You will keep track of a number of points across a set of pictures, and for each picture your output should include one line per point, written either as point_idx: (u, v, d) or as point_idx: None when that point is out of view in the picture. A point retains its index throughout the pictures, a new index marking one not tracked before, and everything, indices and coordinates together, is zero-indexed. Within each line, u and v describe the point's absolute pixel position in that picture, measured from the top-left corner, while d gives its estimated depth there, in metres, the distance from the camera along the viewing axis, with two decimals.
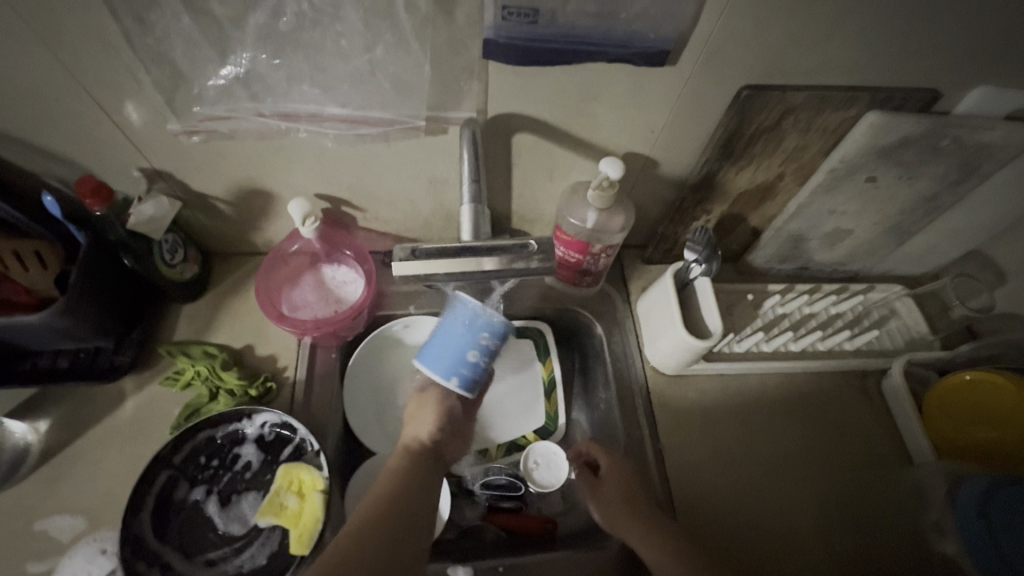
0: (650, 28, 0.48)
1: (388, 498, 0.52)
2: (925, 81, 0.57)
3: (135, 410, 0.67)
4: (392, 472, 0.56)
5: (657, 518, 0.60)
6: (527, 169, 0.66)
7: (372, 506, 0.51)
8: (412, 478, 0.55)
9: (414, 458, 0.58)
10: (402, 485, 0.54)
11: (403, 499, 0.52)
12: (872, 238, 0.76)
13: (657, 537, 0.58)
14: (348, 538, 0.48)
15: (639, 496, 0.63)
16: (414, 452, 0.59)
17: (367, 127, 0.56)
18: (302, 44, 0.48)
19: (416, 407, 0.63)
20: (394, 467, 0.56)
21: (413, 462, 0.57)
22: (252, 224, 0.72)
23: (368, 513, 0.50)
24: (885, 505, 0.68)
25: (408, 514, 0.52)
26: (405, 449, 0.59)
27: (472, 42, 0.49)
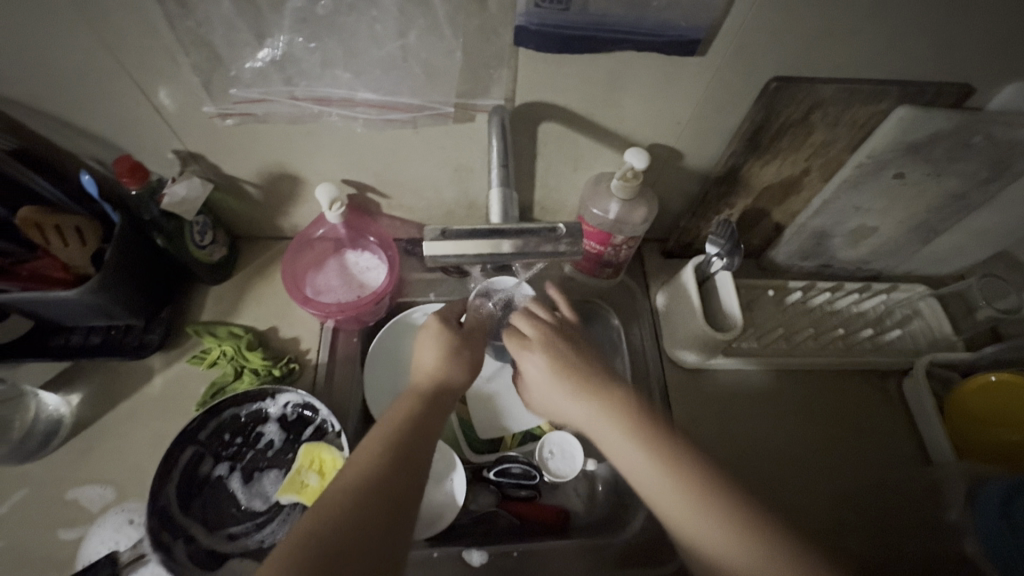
0: (681, 17, 0.49)
1: (396, 446, 0.48)
2: (958, 76, 0.56)
3: (163, 386, 0.69)
4: (402, 415, 0.52)
5: (636, 428, 0.58)
6: (551, 159, 0.67)
7: (373, 457, 0.47)
8: (423, 421, 0.52)
9: (427, 401, 0.54)
10: (408, 429, 0.50)
11: (411, 447, 0.49)
12: (897, 237, 0.75)
13: (636, 454, 0.56)
14: (343, 491, 0.45)
15: (603, 401, 0.61)
16: (424, 393, 0.55)
17: (397, 114, 0.57)
18: (337, 29, 0.49)
19: (437, 357, 0.58)
20: (403, 414, 0.52)
21: (423, 406, 0.53)
22: (279, 208, 0.73)
23: (370, 466, 0.46)
24: (901, 505, 0.67)
25: (418, 464, 0.48)
26: (418, 391, 0.55)
27: (503, 29, 0.49)
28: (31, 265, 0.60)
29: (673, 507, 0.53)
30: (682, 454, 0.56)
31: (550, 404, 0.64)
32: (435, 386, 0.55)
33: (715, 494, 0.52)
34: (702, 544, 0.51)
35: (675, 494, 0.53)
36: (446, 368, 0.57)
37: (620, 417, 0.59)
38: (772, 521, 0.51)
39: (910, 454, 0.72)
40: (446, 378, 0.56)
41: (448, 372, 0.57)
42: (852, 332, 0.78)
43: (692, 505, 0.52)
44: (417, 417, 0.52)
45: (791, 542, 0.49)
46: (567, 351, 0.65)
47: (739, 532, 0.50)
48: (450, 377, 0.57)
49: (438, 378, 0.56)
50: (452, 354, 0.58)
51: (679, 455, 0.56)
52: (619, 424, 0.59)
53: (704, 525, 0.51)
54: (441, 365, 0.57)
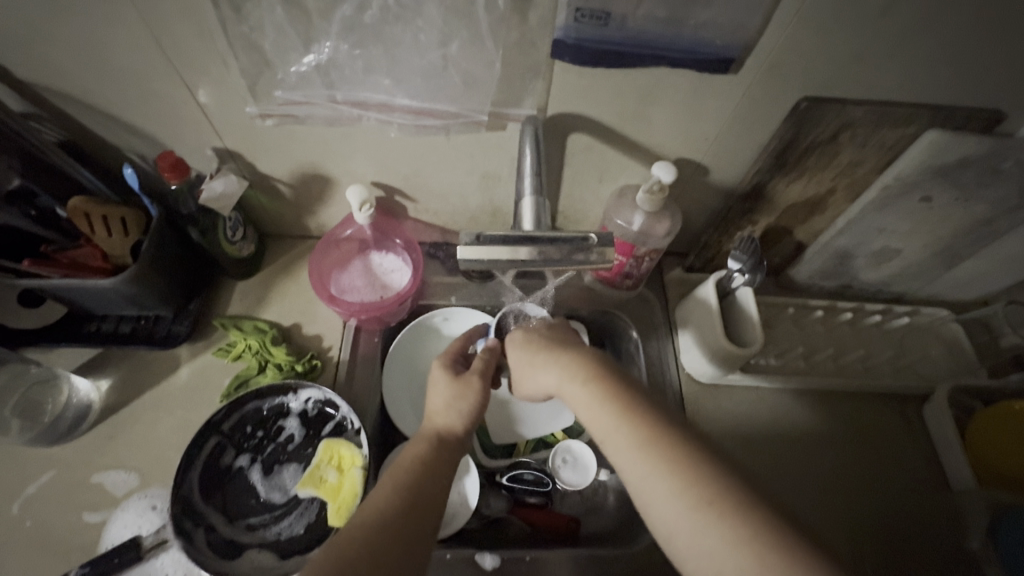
0: (716, 36, 0.50)
1: (408, 487, 0.48)
2: (990, 103, 0.57)
3: (188, 376, 0.71)
4: (415, 458, 0.51)
5: (619, 394, 0.50)
6: (578, 169, 0.67)
7: (384, 500, 0.47)
8: (434, 464, 0.51)
9: (437, 444, 0.53)
10: (419, 470, 0.50)
11: (424, 491, 0.48)
12: (921, 260, 0.75)
13: (600, 410, 0.50)
14: (357, 530, 0.44)
15: (572, 360, 0.55)
16: (429, 436, 0.54)
17: (431, 120, 0.59)
18: (382, 37, 0.50)
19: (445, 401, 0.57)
20: (412, 456, 0.51)
21: (432, 447, 0.52)
22: (308, 208, 0.75)
23: (381, 508, 0.46)
24: (922, 534, 0.67)
25: (430, 507, 0.47)
26: (428, 436, 0.54)
27: (542, 42, 0.51)
28: (71, 254, 0.62)
29: (632, 464, 0.46)
30: (641, 411, 0.49)
31: (527, 382, 0.60)
32: (440, 432, 0.54)
33: (676, 454, 0.44)
34: (662, 506, 0.43)
35: (634, 452, 0.46)
36: (447, 413, 0.56)
37: (586, 373, 0.53)
38: (737, 486, 0.42)
39: (930, 480, 0.71)
40: (449, 423, 0.55)
41: (450, 417, 0.55)
42: (873, 354, 0.78)
43: (651, 460, 0.45)
44: (429, 461, 0.51)
45: (773, 514, 0.40)
46: (553, 332, 0.62)
47: (698, 500, 0.42)
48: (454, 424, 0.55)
49: (441, 423, 0.55)
50: (456, 398, 0.57)
51: (640, 408, 0.49)
52: (586, 383, 0.53)
53: (658, 484, 0.44)
54: (447, 405, 0.56)
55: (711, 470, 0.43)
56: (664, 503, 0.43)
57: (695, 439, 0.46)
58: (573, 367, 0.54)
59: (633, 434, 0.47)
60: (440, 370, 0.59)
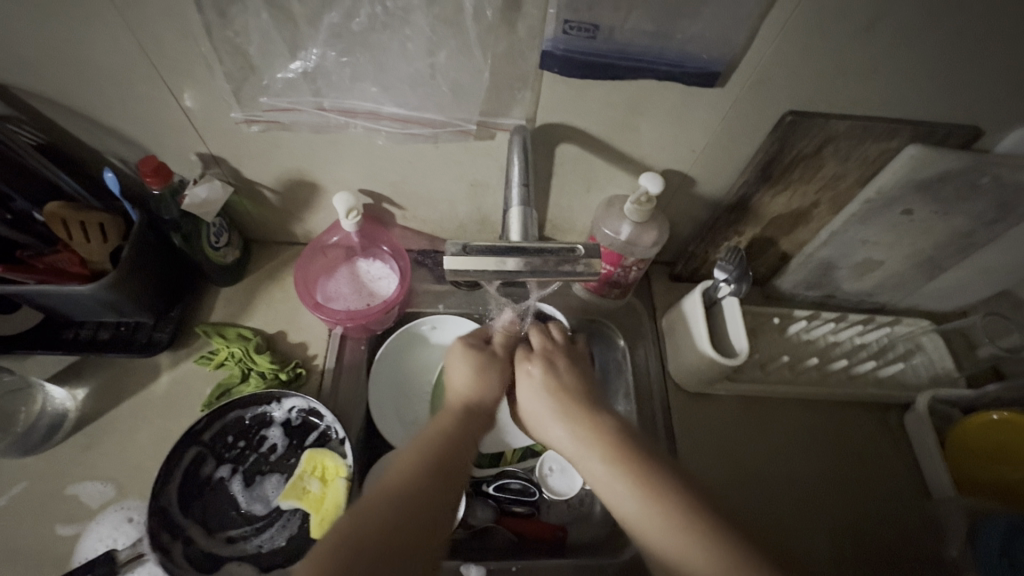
0: (703, 50, 0.50)
1: (435, 454, 0.50)
2: (968, 119, 0.58)
3: (169, 385, 0.69)
4: (441, 431, 0.54)
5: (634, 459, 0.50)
6: (566, 178, 0.68)
7: (411, 468, 0.49)
8: (459, 434, 0.54)
9: (463, 417, 0.56)
10: (445, 441, 0.52)
11: (448, 461, 0.50)
12: (902, 271, 0.76)
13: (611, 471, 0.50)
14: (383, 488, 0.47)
15: (586, 409, 0.56)
16: (456, 411, 0.57)
17: (419, 128, 0.58)
18: (370, 45, 0.50)
19: (474, 375, 0.61)
20: (438, 427, 0.54)
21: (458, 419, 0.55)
22: (293, 214, 0.74)
23: (409, 473, 0.48)
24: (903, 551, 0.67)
25: (454, 476, 0.50)
26: (454, 410, 0.57)
27: (530, 52, 0.51)
28: (49, 259, 0.61)
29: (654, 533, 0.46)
30: (635, 458, 0.51)
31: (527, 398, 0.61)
32: (467, 405, 0.58)
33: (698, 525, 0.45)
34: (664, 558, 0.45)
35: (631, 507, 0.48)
36: (478, 387, 0.60)
37: (601, 431, 0.53)
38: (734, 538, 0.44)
39: (911, 488, 0.72)
40: (480, 397, 0.59)
41: (479, 393, 0.59)
42: (856, 363, 0.79)
43: (648, 512, 0.47)
44: (455, 433, 0.53)
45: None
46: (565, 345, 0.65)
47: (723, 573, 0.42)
48: (484, 396, 0.59)
49: (469, 398, 0.58)
50: (481, 374, 0.61)
51: (635, 459, 0.50)
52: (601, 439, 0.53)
53: (658, 538, 0.46)
54: (473, 386, 0.60)
55: (709, 522, 0.45)
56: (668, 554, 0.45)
57: (689, 489, 0.48)
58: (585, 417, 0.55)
59: (631, 486, 0.48)
60: (463, 354, 0.63)
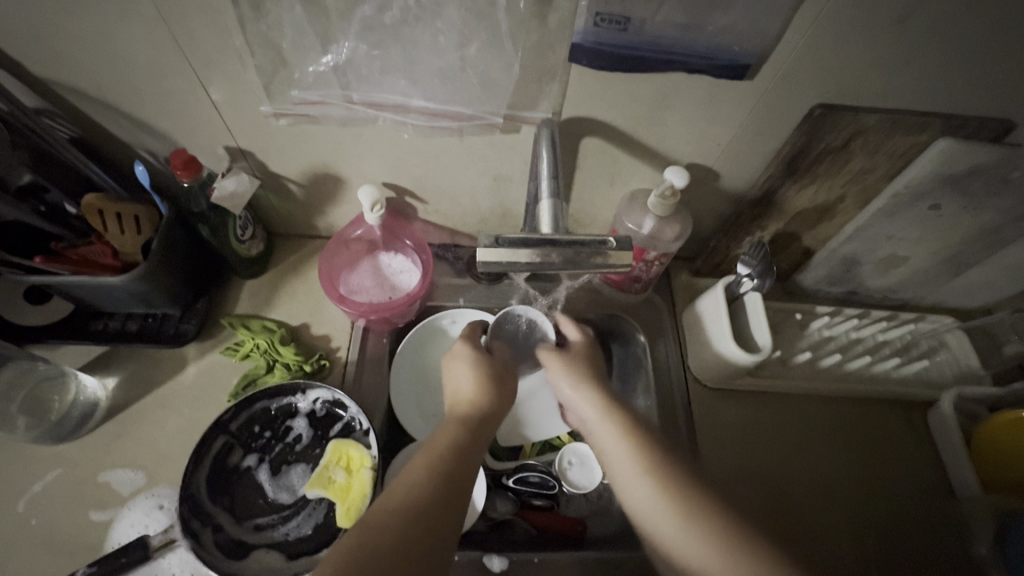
0: (734, 42, 0.50)
1: (439, 469, 0.50)
2: (1001, 112, 0.57)
3: (196, 375, 0.71)
4: (447, 445, 0.53)
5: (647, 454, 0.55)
6: (590, 172, 0.68)
7: (418, 486, 0.48)
8: (464, 448, 0.53)
9: (466, 429, 0.55)
10: (451, 453, 0.52)
11: (455, 476, 0.50)
12: (928, 267, 0.76)
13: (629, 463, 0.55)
14: (388, 505, 0.46)
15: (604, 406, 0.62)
16: (461, 421, 0.56)
17: (446, 121, 0.59)
18: (401, 38, 0.50)
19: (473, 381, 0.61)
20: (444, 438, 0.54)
21: (462, 431, 0.55)
22: (317, 207, 0.75)
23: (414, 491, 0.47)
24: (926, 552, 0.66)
25: (460, 488, 0.49)
26: (459, 423, 0.56)
27: (560, 45, 0.51)
28: (82, 250, 0.62)
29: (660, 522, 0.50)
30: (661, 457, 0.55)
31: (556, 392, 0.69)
32: (471, 415, 0.57)
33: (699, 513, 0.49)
34: (679, 547, 0.48)
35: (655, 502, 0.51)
36: (480, 398, 0.59)
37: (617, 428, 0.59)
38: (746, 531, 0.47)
39: (935, 487, 0.71)
40: (481, 407, 0.59)
41: (482, 402, 0.59)
42: (879, 360, 0.78)
43: (669, 509, 0.50)
44: (461, 448, 0.53)
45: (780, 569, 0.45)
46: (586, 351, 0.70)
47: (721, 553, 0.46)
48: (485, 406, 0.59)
49: (473, 408, 0.58)
50: (482, 384, 0.61)
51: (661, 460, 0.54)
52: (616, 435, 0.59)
53: (675, 530, 0.49)
54: (472, 396, 0.60)
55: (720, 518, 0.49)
56: (691, 546, 0.48)
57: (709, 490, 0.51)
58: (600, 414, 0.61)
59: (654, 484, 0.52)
60: (461, 363, 0.64)
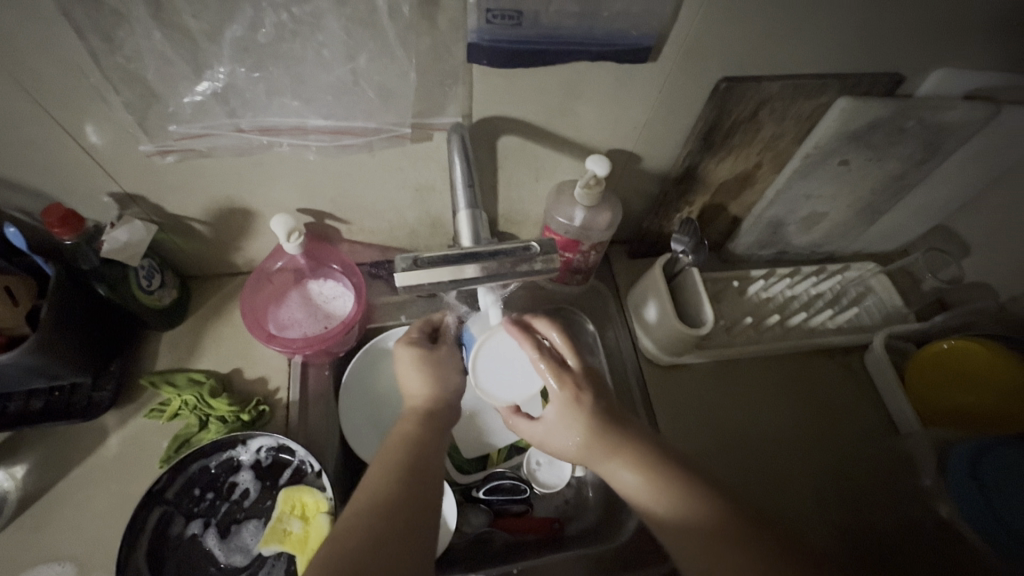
0: (632, 27, 0.49)
1: (403, 462, 0.49)
2: (890, 66, 0.60)
3: (120, 445, 0.64)
4: (404, 437, 0.53)
5: (640, 448, 0.53)
6: (513, 171, 0.66)
7: (383, 484, 0.47)
8: (423, 438, 0.53)
9: (422, 420, 0.55)
10: (411, 448, 0.51)
11: (417, 462, 0.50)
12: (845, 219, 0.79)
13: (615, 464, 0.53)
14: (357, 513, 0.45)
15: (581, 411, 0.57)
16: (417, 415, 0.56)
17: (351, 138, 0.55)
18: (282, 57, 0.46)
19: (423, 369, 0.60)
20: (399, 434, 0.53)
21: (417, 425, 0.54)
22: (231, 243, 0.70)
23: (364, 506, 0.45)
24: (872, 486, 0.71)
25: (429, 475, 0.49)
26: (411, 416, 0.56)
27: (455, 46, 0.48)
28: None
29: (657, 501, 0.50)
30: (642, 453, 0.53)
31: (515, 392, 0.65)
32: (427, 407, 0.57)
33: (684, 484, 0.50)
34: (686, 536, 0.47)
35: (660, 515, 0.49)
36: (431, 386, 0.59)
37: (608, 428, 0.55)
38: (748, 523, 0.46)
39: (880, 424, 0.76)
40: (432, 396, 0.58)
41: (437, 389, 0.59)
42: (815, 313, 0.81)
43: (663, 494, 0.50)
44: (418, 440, 0.52)
45: (764, 533, 0.45)
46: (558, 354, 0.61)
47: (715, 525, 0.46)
48: (438, 394, 0.59)
49: (425, 398, 0.58)
50: (429, 369, 0.60)
51: (650, 457, 0.53)
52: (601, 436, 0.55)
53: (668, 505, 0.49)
54: (426, 388, 0.59)
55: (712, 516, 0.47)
56: (677, 518, 0.48)
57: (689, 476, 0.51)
58: (578, 417, 0.56)
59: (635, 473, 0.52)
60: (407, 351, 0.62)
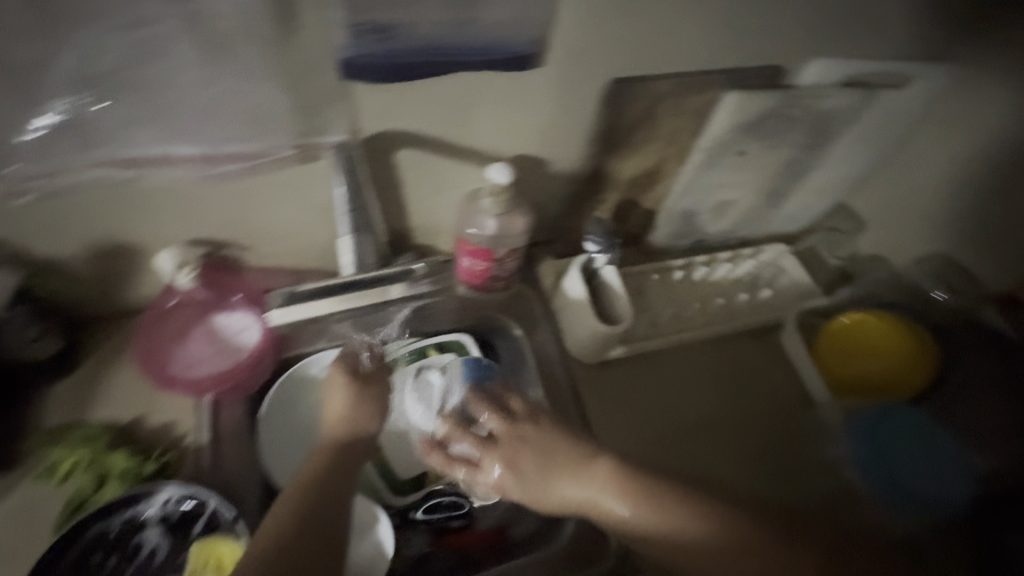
0: (509, 35, 0.48)
1: (314, 494, 0.52)
2: (770, 59, 0.62)
3: (6, 514, 0.59)
4: (317, 468, 0.55)
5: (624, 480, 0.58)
6: (417, 182, 0.64)
7: (290, 515, 0.51)
8: (337, 468, 0.55)
9: (340, 451, 0.57)
10: (323, 478, 0.54)
11: (327, 495, 0.53)
12: (753, 205, 0.82)
13: (605, 496, 0.58)
14: (263, 546, 0.49)
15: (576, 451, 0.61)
16: (336, 444, 0.58)
17: (228, 165, 0.51)
18: (132, 84, 0.43)
19: (349, 397, 0.61)
20: (315, 466, 0.55)
21: (335, 455, 0.57)
22: (119, 282, 0.65)
23: (275, 536, 0.49)
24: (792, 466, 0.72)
25: (338, 505, 0.53)
26: (330, 445, 0.58)
27: (326, 63, 0.46)
28: None
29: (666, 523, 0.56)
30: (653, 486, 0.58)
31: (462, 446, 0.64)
32: (349, 436, 0.59)
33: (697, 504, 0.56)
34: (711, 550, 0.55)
35: (681, 541, 0.56)
36: (354, 415, 0.60)
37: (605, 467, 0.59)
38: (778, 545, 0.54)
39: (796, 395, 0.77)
40: (358, 425, 0.60)
41: (360, 418, 0.60)
42: (733, 297, 0.83)
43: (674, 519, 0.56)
44: (332, 470, 0.55)
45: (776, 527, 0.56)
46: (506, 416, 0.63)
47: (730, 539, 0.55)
48: (364, 426, 0.60)
49: (348, 426, 0.60)
50: (356, 399, 0.61)
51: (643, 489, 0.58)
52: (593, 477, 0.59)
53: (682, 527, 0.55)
54: (349, 416, 0.60)
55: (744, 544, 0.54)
56: (697, 539, 0.55)
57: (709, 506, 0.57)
58: (576, 464, 0.60)
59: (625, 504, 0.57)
60: (336, 376, 0.63)
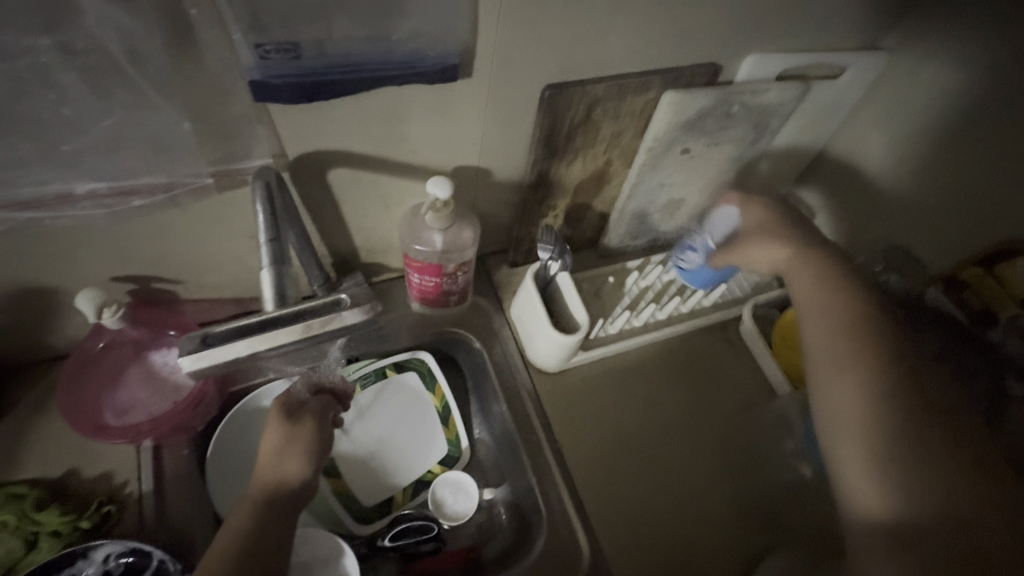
0: (429, 47, 0.46)
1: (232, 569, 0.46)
2: (705, 58, 0.62)
3: None
4: (238, 534, 0.48)
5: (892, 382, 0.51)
6: (356, 202, 0.62)
7: None
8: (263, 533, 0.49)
9: (267, 509, 0.50)
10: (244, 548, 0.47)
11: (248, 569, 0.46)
12: (703, 201, 0.82)
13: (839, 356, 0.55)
14: None
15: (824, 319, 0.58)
16: (261, 503, 0.50)
17: (141, 198, 0.49)
18: (16, 120, 0.40)
19: (280, 441, 0.54)
20: (235, 531, 0.48)
21: (259, 516, 0.49)
22: (40, 327, 0.61)
23: None
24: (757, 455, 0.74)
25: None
26: (256, 502, 0.50)
27: (236, 86, 0.44)
28: None
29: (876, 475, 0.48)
30: (913, 443, 0.47)
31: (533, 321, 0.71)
32: (277, 491, 0.51)
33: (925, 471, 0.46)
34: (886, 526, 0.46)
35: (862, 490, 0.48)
36: (285, 463, 0.53)
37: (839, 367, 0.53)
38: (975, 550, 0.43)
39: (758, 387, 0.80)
40: (285, 477, 0.52)
41: (289, 467, 0.53)
42: (690, 293, 0.83)
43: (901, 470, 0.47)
44: (255, 538, 0.48)
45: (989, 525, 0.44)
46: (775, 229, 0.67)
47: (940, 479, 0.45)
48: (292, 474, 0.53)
49: (274, 478, 0.52)
50: (288, 444, 0.54)
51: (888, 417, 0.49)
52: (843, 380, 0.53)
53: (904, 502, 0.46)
54: (278, 466, 0.53)
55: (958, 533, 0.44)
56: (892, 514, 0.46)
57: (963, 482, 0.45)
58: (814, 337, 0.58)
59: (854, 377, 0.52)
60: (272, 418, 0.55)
